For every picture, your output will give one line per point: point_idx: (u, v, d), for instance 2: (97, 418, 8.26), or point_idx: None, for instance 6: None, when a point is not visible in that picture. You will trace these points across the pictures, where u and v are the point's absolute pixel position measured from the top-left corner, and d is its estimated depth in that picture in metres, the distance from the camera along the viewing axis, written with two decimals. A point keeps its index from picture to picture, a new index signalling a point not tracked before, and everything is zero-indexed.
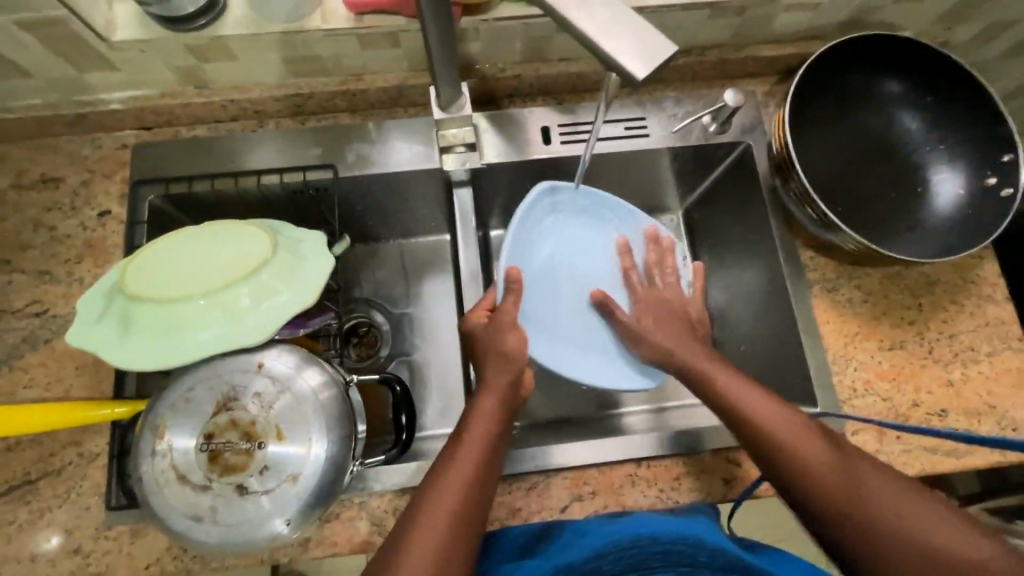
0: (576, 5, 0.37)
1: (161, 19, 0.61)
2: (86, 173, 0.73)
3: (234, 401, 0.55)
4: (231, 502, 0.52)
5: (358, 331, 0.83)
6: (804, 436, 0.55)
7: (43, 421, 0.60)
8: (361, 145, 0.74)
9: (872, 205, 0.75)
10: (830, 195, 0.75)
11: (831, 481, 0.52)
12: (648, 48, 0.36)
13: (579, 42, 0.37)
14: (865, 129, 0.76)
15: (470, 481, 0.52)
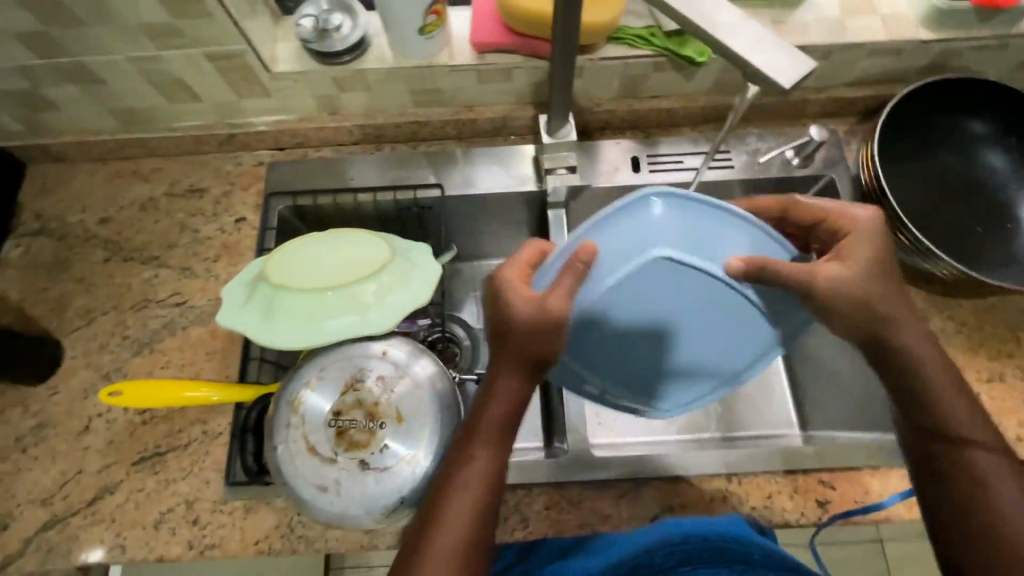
0: (727, 29, 0.44)
1: (317, 55, 0.72)
2: (227, 186, 0.84)
3: (360, 383, 0.61)
4: (353, 476, 0.57)
5: (438, 345, 0.84)
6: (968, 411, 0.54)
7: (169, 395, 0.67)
8: (468, 168, 0.81)
9: (962, 238, 0.76)
10: (919, 227, 0.76)
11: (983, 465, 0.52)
12: (790, 65, 0.43)
13: (732, 60, 0.43)
14: (951, 167, 0.78)
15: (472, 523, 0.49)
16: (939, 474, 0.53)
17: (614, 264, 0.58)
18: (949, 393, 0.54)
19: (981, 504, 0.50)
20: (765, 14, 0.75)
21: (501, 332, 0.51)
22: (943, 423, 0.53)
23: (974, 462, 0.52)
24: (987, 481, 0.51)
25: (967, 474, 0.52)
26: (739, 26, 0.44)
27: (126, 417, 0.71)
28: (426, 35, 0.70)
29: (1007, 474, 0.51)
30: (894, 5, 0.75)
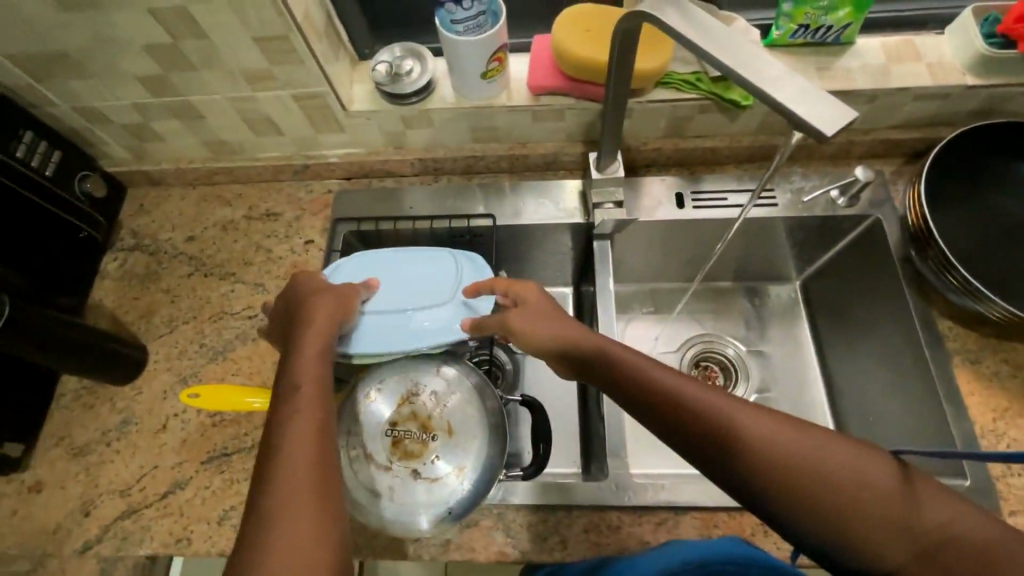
0: (770, 81, 0.47)
1: (388, 96, 0.80)
2: (299, 211, 0.92)
3: (415, 397, 0.64)
4: (405, 484, 0.60)
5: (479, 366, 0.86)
6: (737, 407, 0.49)
7: (236, 400, 0.73)
8: (517, 200, 0.86)
9: (1015, 282, 0.75)
10: (974, 270, 0.76)
11: (785, 452, 0.46)
12: (833, 113, 0.45)
13: (773, 109, 0.46)
14: (1002, 209, 0.78)
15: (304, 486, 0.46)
16: (755, 489, 0.46)
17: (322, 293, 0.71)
18: (679, 387, 0.51)
19: (809, 478, 0.45)
20: (810, 60, 0.78)
21: (301, 314, 0.61)
22: (720, 422, 0.48)
23: (767, 444, 0.46)
24: (792, 453, 0.46)
25: (779, 463, 0.46)
26: (780, 77, 0.47)
27: (199, 418, 0.78)
28: (488, 79, 0.76)
29: (790, 428, 0.47)
30: (940, 52, 0.77)
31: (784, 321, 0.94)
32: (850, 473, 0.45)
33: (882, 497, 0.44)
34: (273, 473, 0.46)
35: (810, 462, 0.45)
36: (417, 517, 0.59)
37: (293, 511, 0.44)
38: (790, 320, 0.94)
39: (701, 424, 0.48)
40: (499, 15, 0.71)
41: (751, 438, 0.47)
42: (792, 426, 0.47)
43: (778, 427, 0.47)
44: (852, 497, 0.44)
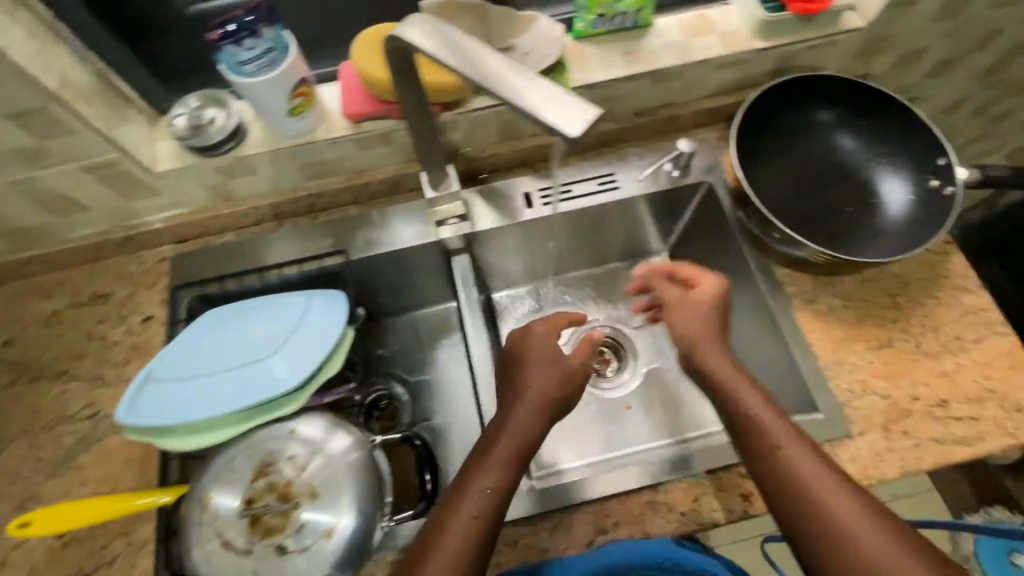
0: (514, 89, 0.45)
1: (195, 149, 0.74)
2: (133, 286, 0.83)
3: (271, 466, 0.60)
4: (271, 563, 0.56)
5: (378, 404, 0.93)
6: (793, 445, 0.56)
7: (98, 513, 0.65)
8: (367, 230, 0.84)
9: (833, 220, 0.81)
10: (794, 220, 0.82)
11: (802, 484, 0.54)
12: (577, 112, 0.43)
13: (521, 116, 0.44)
14: (811, 156, 0.84)
15: (478, 528, 0.55)
16: (776, 505, 0.55)
17: (149, 391, 0.65)
18: (772, 424, 0.58)
19: (829, 525, 0.51)
20: (616, 46, 0.80)
21: (527, 356, 0.67)
22: (769, 445, 0.57)
23: (791, 475, 0.55)
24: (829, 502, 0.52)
25: (796, 490, 0.54)
26: (525, 83, 0.45)
27: (45, 544, 0.69)
28: (297, 115, 0.72)
29: (818, 471, 0.54)
30: (729, 22, 0.82)
31: None
32: (877, 543, 0.49)
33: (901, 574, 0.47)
34: (446, 512, 0.56)
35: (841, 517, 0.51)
36: None
37: (458, 548, 0.53)
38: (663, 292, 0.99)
39: (750, 443, 0.59)
40: (291, 47, 0.67)
41: (807, 483, 0.54)
42: (823, 470, 0.54)
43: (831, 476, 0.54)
44: (867, 558, 0.49)
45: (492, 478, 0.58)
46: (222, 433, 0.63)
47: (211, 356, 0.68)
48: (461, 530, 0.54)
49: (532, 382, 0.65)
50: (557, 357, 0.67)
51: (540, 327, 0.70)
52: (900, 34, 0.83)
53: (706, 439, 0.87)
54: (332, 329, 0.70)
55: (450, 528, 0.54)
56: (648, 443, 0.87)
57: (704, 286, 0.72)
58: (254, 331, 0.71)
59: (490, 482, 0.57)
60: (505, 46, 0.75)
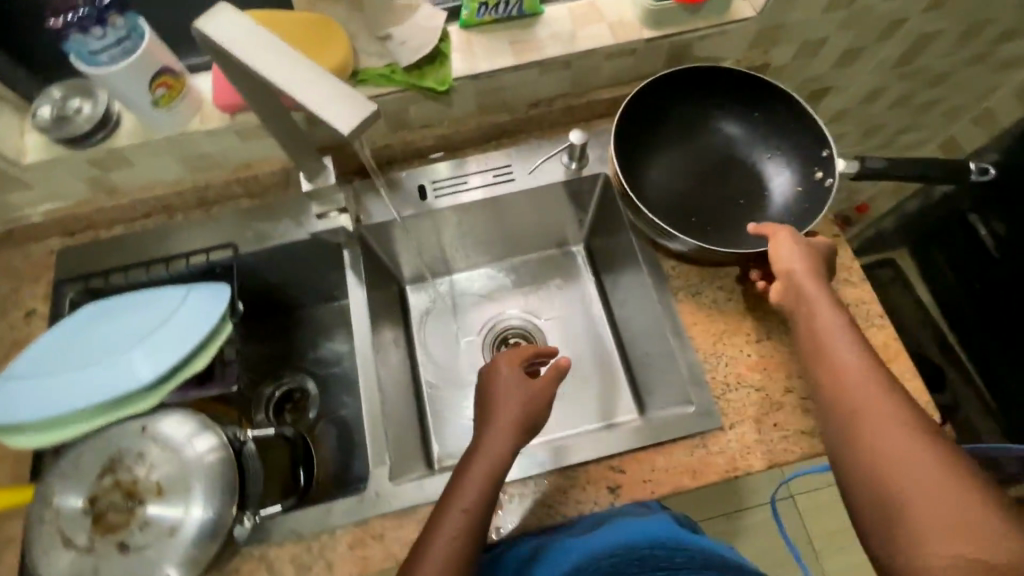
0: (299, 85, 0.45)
1: (62, 141, 0.72)
2: (17, 281, 0.82)
3: (120, 463, 0.60)
4: (111, 560, 0.56)
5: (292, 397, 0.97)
6: (861, 378, 0.53)
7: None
8: (260, 223, 0.84)
9: (720, 212, 0.82)
10: (681, 210, 0.82)
11: (870, 419, 0.51)
12: (354, 109, 0.44)
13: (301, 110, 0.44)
14: (704, 147, 0.84)
15: (459, 544, 0.55)
16: (838, 442, 0.53)
17: (4, 389, 0.64)
18: (847, 358, 0.55)
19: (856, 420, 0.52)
20: (502, 35, 0.79)
21: (496, 384, 0.65)
22: (836, 382, 0.54)
23: (858, 410, 0.52)
24: (860, 399, 0.52)
25: (854, 428, 0.52)
26: (312, 78, 0.45)
27: None
28: (164, 107, 0.70)
29: (888, 409, 0.51)
30: (619, 10, 0.80)
31: (571, 283, 1.00)
32: (899, 439, 0.49)
33: (917, 469, 0.47)
34: (428, 533, 0.56)
35: (869, 409, 0.51)
36: None
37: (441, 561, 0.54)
38: (575, 283, 1.00)
39: (824, 377, 0.56)
40: (148, 35, 0.66)
41: (871, 422, 0.51)
42: (894, 411, 0.51)
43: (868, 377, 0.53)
44: (885, 447, 0.49)
45: (467, 497, 0.57)
46: (77, 428, 0.62)
47: (74, 352, 0.67)
48: (443, 548, 0.54)
49: (498, 412, 0.63)
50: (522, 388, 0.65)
51: (503, 360, 0.68)
52: (793, 24, 0.82)
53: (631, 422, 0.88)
54: (201, 320, 0.68)
55: (432, 547, 0.55)
56: (575, 427, 0.87)
57: (818, 240, 0.67)
58: (121, 327, 0.69)
59: (466, 502, 0.57)
60: (383, 35, 0.74)
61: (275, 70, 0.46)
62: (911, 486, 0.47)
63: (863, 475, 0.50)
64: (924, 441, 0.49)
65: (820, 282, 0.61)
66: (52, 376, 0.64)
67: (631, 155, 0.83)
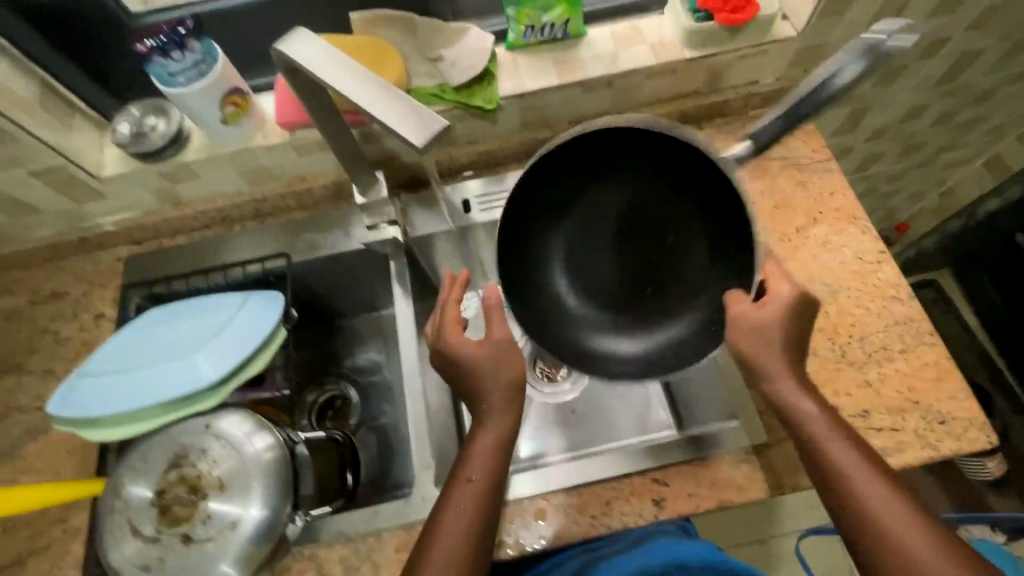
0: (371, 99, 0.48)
1: (138, 156, 0.77)
2: (87, 286, 0.87)
3: (184, 459, 0.63)
4: (177, 552, 0.59)
5: (334, 404, 1.00)
6: (869, 484, 0.50)
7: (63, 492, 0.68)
8: (311, 234, 0.88)
9: (677, 272, 0.64)
10: (636, 277, 0.65)
11: (885, 531, 0.48)
12: (423, 124, 0.47)
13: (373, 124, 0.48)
14: (593, 212, 0.66)
15: (466, 541, 0.53)
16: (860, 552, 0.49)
17: (82, 385, 0.68)
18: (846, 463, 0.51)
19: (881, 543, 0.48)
20: (547, 56, 0.82)
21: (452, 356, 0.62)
22: (841, 489, 0.50)
23: (872, 520, 0.49)
24: (879, 514, 0.49)
25: (877, 539, 0.48)
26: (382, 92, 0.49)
27: None
28: (231, 123, 0.75)
29: (898, 516, 0.48)
30: (661, 31, 0.83)
31: None
32: (926, 554, 0.47)
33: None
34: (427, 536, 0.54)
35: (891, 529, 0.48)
36: None
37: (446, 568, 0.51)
38: None
39: (828, 486, 0.51)
40: (221, 58, 0.71)
41: (888, 534, 0.48)
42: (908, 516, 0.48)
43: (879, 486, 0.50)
44: (915, 563, 0.46)
45: (473, 468, 0.57)
46: (150, 423, 0.66)
47: (142, 352, 0.71)
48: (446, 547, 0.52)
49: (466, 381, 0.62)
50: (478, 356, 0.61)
51: (451, 329, 0.63)
52: (836, 43, 0.83)
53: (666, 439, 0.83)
54: (261, 324, 0.72)
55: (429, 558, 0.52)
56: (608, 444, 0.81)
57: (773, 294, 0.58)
58: (184, 328, 0.73)
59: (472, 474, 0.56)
60: (434, 57, 0.78)
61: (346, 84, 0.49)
62: None
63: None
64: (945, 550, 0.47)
65: (803, 377, 0.56)
66: (125, 374, 0.68)
67: (545, 241, 0.67)
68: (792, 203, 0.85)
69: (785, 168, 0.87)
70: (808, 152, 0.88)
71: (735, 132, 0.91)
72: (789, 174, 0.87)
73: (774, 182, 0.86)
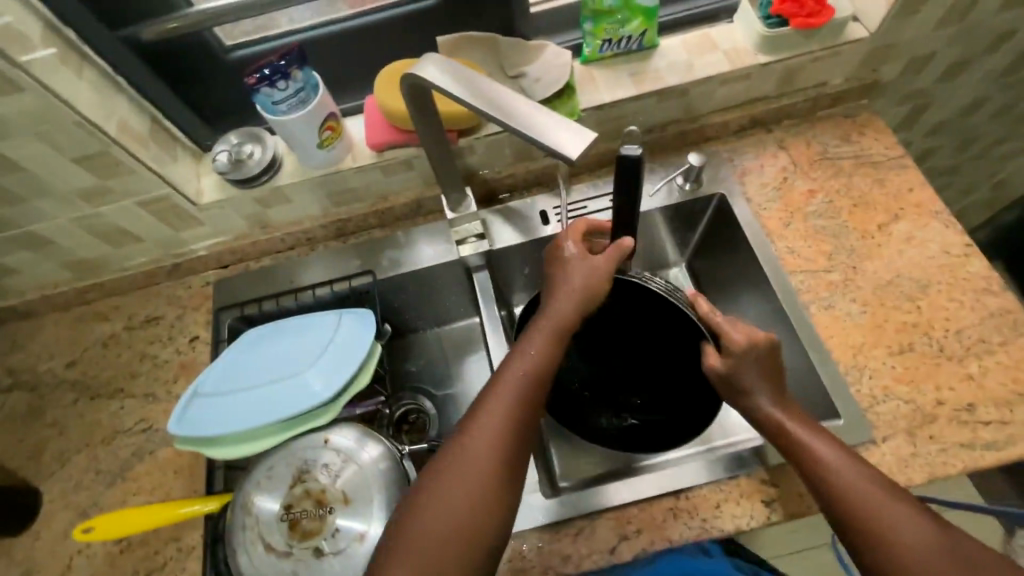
0: (522, 120, 0.51)
1: (236, 182, 0.81)
2: (180, 309, 0.90)
3: (307, 473, 0.65)
4: (310, 564, 0.60)
5: (408, 418, 0.92)
6: (843, 463, 0.57)
7: (145, 521, 0.69)
8: (391, 251, 0.89)
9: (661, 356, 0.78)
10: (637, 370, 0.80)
11: (860, 502, 0.54)
12: (574, 137, 0.49)
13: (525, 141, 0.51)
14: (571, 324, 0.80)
15: (479, 485, 0.54)
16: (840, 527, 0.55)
17: (199, 406, 0.71)
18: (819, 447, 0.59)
19: (851, 509, 0.54)
20: (623, 69, 0.84)
21: (557, 271, 0.66)
22: (818, 469, 0.57)
23: (849, 491, 0.55)
24: (847, 484, 0.55)
25: (853, 511, 0.54)
26: (528, 111, 0.52)
27: (104, 549, 0.74)
28: (326, 147, 0.78)
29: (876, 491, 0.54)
30: (733, 39, 0.85)
31: None
32: (887, 509, 0.53)
33: (916, 537, 0.52)
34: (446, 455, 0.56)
35: (854, 492, 0.55)
36: None
37: (459, 505, 0.53)
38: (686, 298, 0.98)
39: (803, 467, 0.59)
40: (319, 86, 0.74)
41: (866, 506, 0.54)
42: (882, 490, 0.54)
43: (844, 459, 0.57)
44: (890, 532, 0.52)
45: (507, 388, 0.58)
46: (267, 442, 0.68)
47: (251, 372, 0.73)
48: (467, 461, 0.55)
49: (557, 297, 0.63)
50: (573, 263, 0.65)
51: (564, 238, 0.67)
52: (905, 41, 0.85)
53: (733, 445, 0.84)
54: (362, 342, 0.74)
55: (439, 499, 0.53)
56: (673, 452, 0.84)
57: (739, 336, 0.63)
58: (289, 349, 0.76)
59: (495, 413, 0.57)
60: (516, 74, 0.81)
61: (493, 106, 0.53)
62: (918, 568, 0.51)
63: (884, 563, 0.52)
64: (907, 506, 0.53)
65: (776, 388, 0.64)
66: (241, 396, 0.71)
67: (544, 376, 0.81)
68: (871, 200, 0.85)
69: (861, 166, 0.88)
70: (881, 149, 0.89)
71: (806, 132, 0.91)
72: (864, 172, 0.87)
73: (850, 180, 0.87)
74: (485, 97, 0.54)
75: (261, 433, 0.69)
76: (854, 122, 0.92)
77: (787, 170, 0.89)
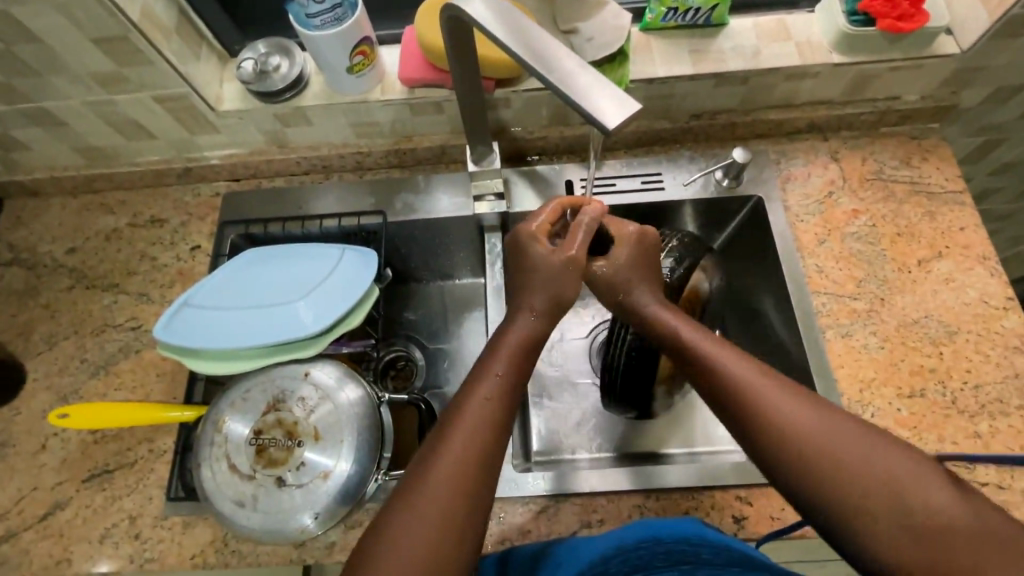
0: (561, 79, 0.47)
1: (258, 95, 0.77)
2: (186, 216, 0.88)
3: (282, 403, 0.64)
4: (270, 492, 0.60)
5: (396, 364, 0.91)
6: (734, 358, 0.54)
7: (132, 416, 0.69)
8: (406, 194, 0.86)
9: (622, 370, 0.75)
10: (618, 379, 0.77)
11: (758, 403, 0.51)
12: (617, 107, 0.44)
13: (563, 103, 0.46)
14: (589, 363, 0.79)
15: (458, 482, 0.49)
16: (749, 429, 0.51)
17: (188, 315, 0.70)
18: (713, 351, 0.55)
19: (833, 475, 0.47)
20: (683, 42, 0.78)
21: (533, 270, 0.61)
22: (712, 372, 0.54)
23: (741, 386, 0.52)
24: (772, 412, 0.50)
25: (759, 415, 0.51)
26: (570, 69, 0.47)
27: (79, 437, 0.75)
28: (355, 73, 0.74)
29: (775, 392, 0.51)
30: (809, 32, 0.78)
31: None
32: (784, 404, 0.50)
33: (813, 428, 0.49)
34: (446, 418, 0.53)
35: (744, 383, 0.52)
36: (281, 526, 0.59)
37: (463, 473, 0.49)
38: None
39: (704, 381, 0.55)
40: (358, 6, 0.69)
41: (770, 409, 0.50)
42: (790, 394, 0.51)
43: (754, 376, 0.52)
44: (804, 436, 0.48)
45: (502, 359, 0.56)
46: (252, 365, 0.68)
47: (243, 294, 0.72)
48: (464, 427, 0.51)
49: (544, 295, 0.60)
50: (550, 275, 0.60)
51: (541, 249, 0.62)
52: (998, 66, 0.77)
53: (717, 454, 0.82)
54: (359, 283, 0.72)
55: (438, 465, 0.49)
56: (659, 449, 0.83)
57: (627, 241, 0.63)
58: (285, 275, 0.74)
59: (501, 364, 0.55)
60: (569, 29, 0.75)
61: (533, 57, 0.48)
62: (827, 462, 0.47)
63: (901, 545, 0.44)
64: (846, 433, 0.48)
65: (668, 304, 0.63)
66: (231, 315, 0.70)
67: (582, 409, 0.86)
68: (917, 231, 0.79)
69: (914, 194, 0.82)
70: (941, 179, 0.82)
71: (864, 147, 0.85)
72: (916, 201, 0.81)
73: (900, 207, 0.81)
74: (529, 46, 0.49)
75: (245, 355, 0.68)
76: (918, 146, 0.85)
77: (834, 184, 0.83)
